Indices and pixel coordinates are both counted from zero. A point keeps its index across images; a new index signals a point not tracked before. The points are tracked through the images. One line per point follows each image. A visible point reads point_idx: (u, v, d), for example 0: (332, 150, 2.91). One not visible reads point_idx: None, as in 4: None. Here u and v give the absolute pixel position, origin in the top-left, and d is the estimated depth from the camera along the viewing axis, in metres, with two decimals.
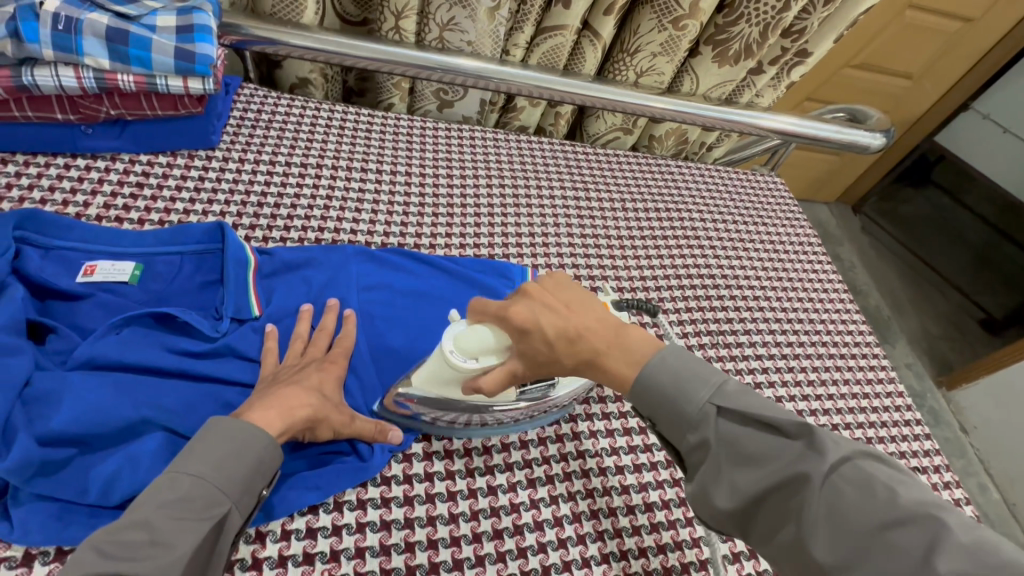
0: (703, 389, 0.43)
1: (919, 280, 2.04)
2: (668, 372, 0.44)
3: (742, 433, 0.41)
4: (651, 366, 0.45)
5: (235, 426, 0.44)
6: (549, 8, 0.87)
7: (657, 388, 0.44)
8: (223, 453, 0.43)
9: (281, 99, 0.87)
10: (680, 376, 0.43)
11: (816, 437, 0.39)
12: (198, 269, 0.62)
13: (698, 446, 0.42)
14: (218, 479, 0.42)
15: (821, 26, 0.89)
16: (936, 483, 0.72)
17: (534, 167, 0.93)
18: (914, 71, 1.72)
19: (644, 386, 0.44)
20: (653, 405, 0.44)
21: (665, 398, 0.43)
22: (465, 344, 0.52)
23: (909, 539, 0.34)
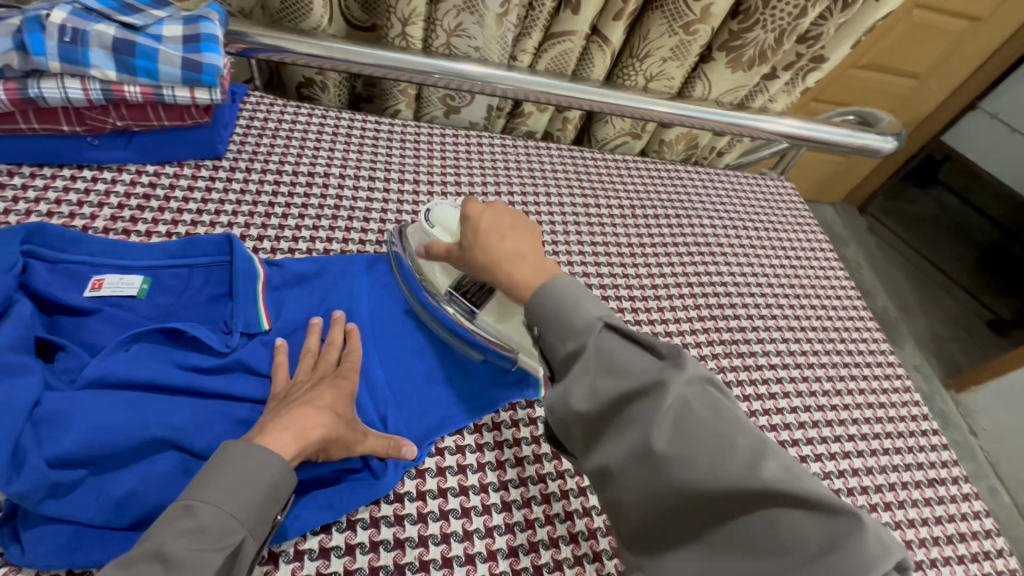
0: (592, 308, 0.46)
1: (926, 281, 2.03)
2: (566, 294, 0.47)
3: (616, 349, 0.44)
4: (552, 290, 0.47)
5: (249, 452, 0.44)
6: (557, 13, 0.86)
7: (553, 305, 0.46)
8: (235, 480, 0.42)
9: (287, 107, 0.86)
10: (576, 298, 0.46)
11: (678, 356, 0.42)
12: (207, 282, 0.61)
13: (575, 354, 0.44)
14: (233, 506, 0.41)
15: (837, 31, 0.88)
16: (955, 495, 0.71)
17: (543, 173, 0.92)
18: (921, 71, 1.70)
19: (539, 302, 0.47)
20: (543, 314, 0.46)
21: (557, 310, 0.46)
22: (441, 219, 0.65)
23: (734, 450, 0.39)
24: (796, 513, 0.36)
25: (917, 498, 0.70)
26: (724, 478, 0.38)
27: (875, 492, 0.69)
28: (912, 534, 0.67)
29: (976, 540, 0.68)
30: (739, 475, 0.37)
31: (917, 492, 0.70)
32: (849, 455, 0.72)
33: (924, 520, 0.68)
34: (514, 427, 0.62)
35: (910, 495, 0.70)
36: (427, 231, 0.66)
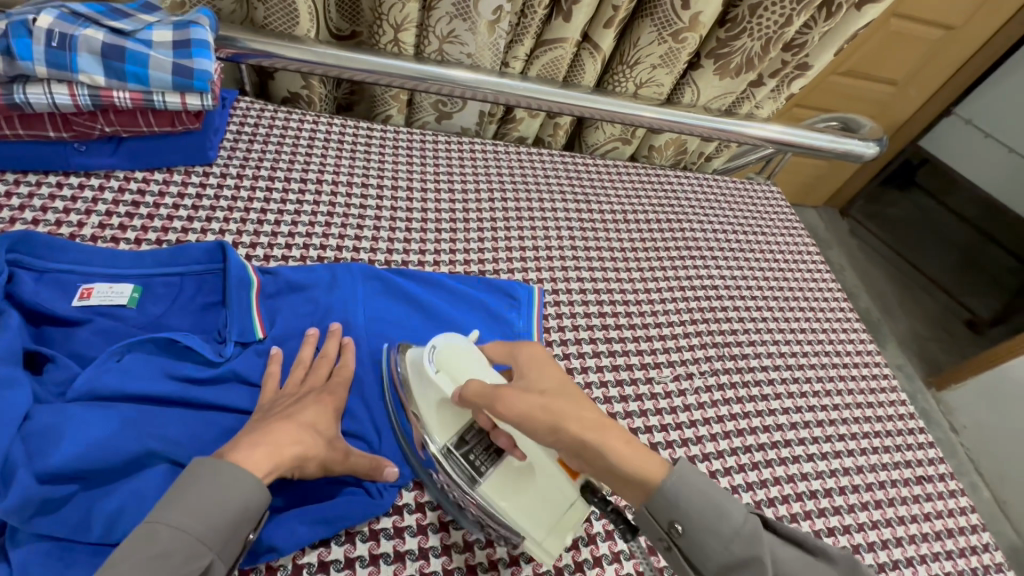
0: (739, 508, 0.43)
1: (907, 283, 2.08)
2: (701, 488, 0.43)
3: (783, 557, 0.41)
4: (685, 492, 0.43)
5: (220, 474, 0.42)
6: (549, 20, 0.86)
7: (689, 506, 0.42)
8: (202, 499, 0.41)
9: (278, 113, 0.85)
10: (715, 501, 0.43)
11: (851, 561, 0.41)
12: (199, 290, 0.60)
13: (744, 561, 0.41)
14: (199, 528, 0.40)
15: (822, 39, 0.90)
16: (941, 492, 0.73)
17: (535, 178, 0.93)
18: (899, 77, 1.75)
19: (673, 497, 0.43)
20: (691, 512, 0.42)
21: (710, 509, 0.42)
22: (454, 358, 0.54)
23: None
24: None
25: (905, 496, 0.71)
26: None
27: (866, 491, 0.71)
28: (902, 531, 0.68)
29: (963, 535, 0.70)
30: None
31: (906, 489, 0.72)
32: (840, 454, 0.73)
33: (914, 517, 0.70)
34: None
35: (900, 493, 0.71)
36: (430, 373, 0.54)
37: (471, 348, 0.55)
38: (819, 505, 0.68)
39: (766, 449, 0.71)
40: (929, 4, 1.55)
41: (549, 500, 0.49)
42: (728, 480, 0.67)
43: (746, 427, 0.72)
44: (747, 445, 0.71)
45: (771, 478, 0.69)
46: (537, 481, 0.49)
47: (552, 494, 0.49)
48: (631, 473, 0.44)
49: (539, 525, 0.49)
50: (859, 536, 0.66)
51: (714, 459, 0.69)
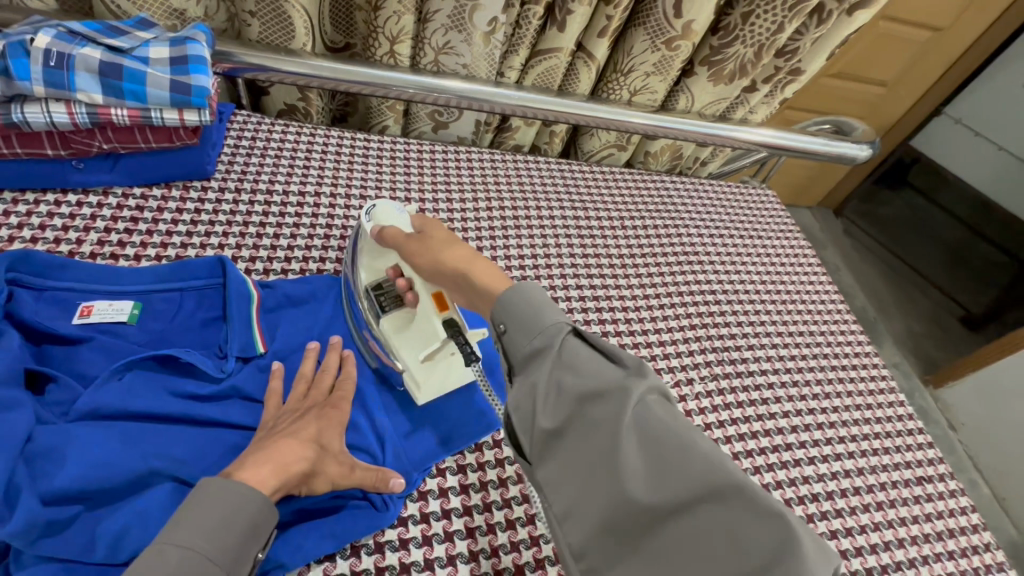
0: (557, 312, 0.44)
1: (903, 281, 2.09)
2: (530, 297, 0.44)
3: (582, 354, 0.41)
4: (513, 295, 0.45)
5: (217, 493, 0.42)
6: (543, 30, 0.87)
7: (513, 308, 0.44)
8: (213, 519, 0.41)
9: (275, 125, 0.86)
10: (538, 305, 0.44)
11: (642, 366, 0.41)
12: (199, 305, 0.61)
13: (542, 350, 0.42)
14: (209, 549, 0.40)
15: (813, 45, 0.92)
16: (942, 492, 0.74)
17: (532, 186, 0.93)
18: (889, 78, 1.77)
19: (506, 305, 0.45)
20: (511, 311, 0.44)
21: (527, 309, 0.44)
22: (384, 215, 0.62)
23: (698, 460, 0.36)
24: (752, 521, 0.33)
25: (907, 496, 0.72)
26: (683, 488, 0.35)
27: (867, 492, 0.71)
28: (905, 532, 0.69)
29: (964, 535, 0.70)
30: (684, 474, 0.35)
31: (907, 490, 0.72)
32: (841, 457, 0.73)
33: (915, 518, 0.70)
34: None
35: (901, 494, 0.72)
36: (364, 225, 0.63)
37: (404, 217, 0.63)
38: (821, 508, 0.68)
39: (767, 453, 0.71)
40: (916, 7, 1.57)
41: (425, 336, 0.57)
42: None
43: (747, 431, 0.73)
44: (748, 449, 0.71)
45: (773, 482, 0.69)
46: (418, 325, 0.58)
47: (425, 339, 0.57)
48: (484, 288, 0.49)
49: (416, 359, 0.58)
50: (862, 538, 0.67)
51: None
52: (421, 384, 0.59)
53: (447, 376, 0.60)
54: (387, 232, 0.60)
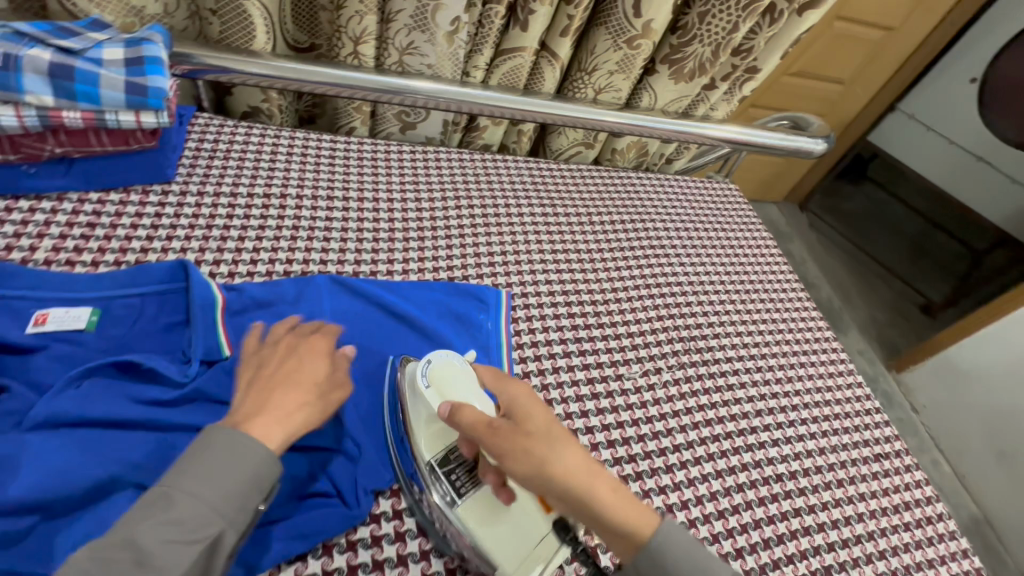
0: (718, 563, 0.46)
1: (865, 271, 2.17)
2: (680, 538, 0.46)
3: None
4: (662, 539, 0.46)
5: (225, 442, 0.44)
6: (507, 30, 0.88)
7: (670, 559, 0.45)
8: (215, 471, 0.43)
9: (238, 127, 0.84)
10: (692, 553, 0.45)
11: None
12: (161, 310, 0.60)
13: None
14: (209, 499, 0.42)
15: (767, 44, 0.95)
16: (899, 467, 0.77)
17: (500, 185, 0.94)
18: (845, 76, 1.84)
19: (657, 549, 0.45)
20: (673, 563, 0.45)
21: (689, 560, 0.45)
22: (444, 378, 0.55)
23: None
24: None
25: (866, 473, 0.75)
26: None
27: (829, 471, 0.74)
28: (864, 507, 0.72)
29: (920, 508, 0.74)
30: None
31: (866, 467, 0.76)
32: (803, 438, 0.76)
33: (874, 493, 0.73)
34: None
35: (860, 471, 0.75)
36: (422, 390, 0.56)
37: (467, 368, 0.57)
38: (785, 488, 0.71)
39: (733, 437, 0.74)
40: (868, 7, 1.64)
41: (523, 534, 0.51)
42: (700, 469, 0.69)
43: (714, 417, 0.75)
44: (715, 434, 0.73)
45: (739, 465, 0.71)
46: (511, 514, 0.52)
47: (526, 533, 0.51)
48: (619, 519, 0.46)
49: (518, 563, 0.50)
50: (824, 514, 0.70)
51: (684, 450, 0.71)
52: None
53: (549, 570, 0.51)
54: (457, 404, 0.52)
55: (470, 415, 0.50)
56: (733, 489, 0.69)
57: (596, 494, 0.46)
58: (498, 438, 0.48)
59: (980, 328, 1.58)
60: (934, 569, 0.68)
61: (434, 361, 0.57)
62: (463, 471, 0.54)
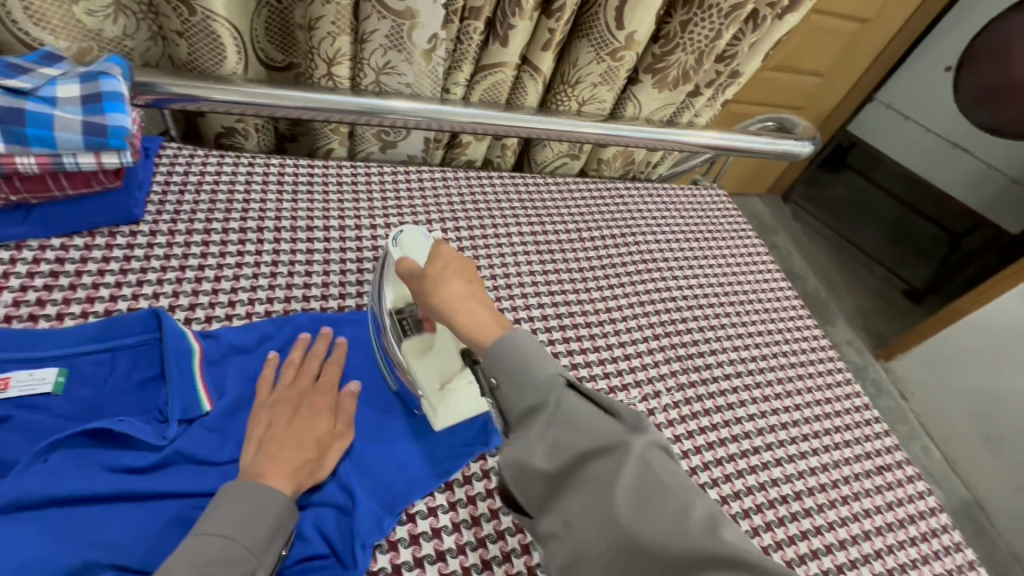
0: (550, 362, 0.44)
1: (850, 262, 2.18)
2: (522, 347, 0.45)
3: (579, 410, 0.42)
4: (499, 343, 0.45)
5: (250, 493, 0.49)
6: (486, 46, 0.86)
7: (505, 360, 0.44)
8: (244, 513, 0.47)
9: (209, 157, 0.80)
10: (526, 353, 0.44)
11: (640, 420, 0.42)
12: (134, 366, 0.56)
13: (536, 406, 0.43)
14: (243, 538, 0.46)
15: (751, 49, 0.94)
16: (900, 478, 0.77)
17: (487, 204, 0.91)
18: (823, 69, 1.84)
19: (494, 353, 0.45)
20: (499, 362, 0.45)
21: (518, 361, 0.44)
22: (412, 244, 0.61)
23: (699, 514, 0.38)
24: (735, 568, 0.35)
25: (869, 487, 0.75)
26: (686, 544, 0.36)
27: (832, 488, 0.73)
28: (869, 524, 0.71)
29: (924, 520, 0.74)
30: (687, 532, 0.37)
31: (869, 481, 0.76)
32: (805, 454, 0.76)
33: (878, 508, 0.73)
34: (486, 478, 0.62)
35: (863, 485, 0.75)
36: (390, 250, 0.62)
37: (431, 243, 0.62)
38: (791, 509, 0.70)
39: (736, 459, 0.72)
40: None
41: (442, 366, 0.58)
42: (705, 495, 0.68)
43: (715, 439, 0.73)
44: (717, 457, 0.72)
45: (743, 489, 0.70)
46: (433, 355, 0.58)
47: (446, 367, 0.58)
48: (471, 333, 0.48)
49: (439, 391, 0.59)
50: (831, 535, 0.69)
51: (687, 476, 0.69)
52: (439, 412, 0.60)
53: (466, 403, 0.60)
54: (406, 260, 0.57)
55: (408, 268, 0.56)
56: (739, 515, 0.68)
57: (459, 315, 0.49)
58: (415, 286, 0.54)
59: (960, 318, 1.59)
60: None
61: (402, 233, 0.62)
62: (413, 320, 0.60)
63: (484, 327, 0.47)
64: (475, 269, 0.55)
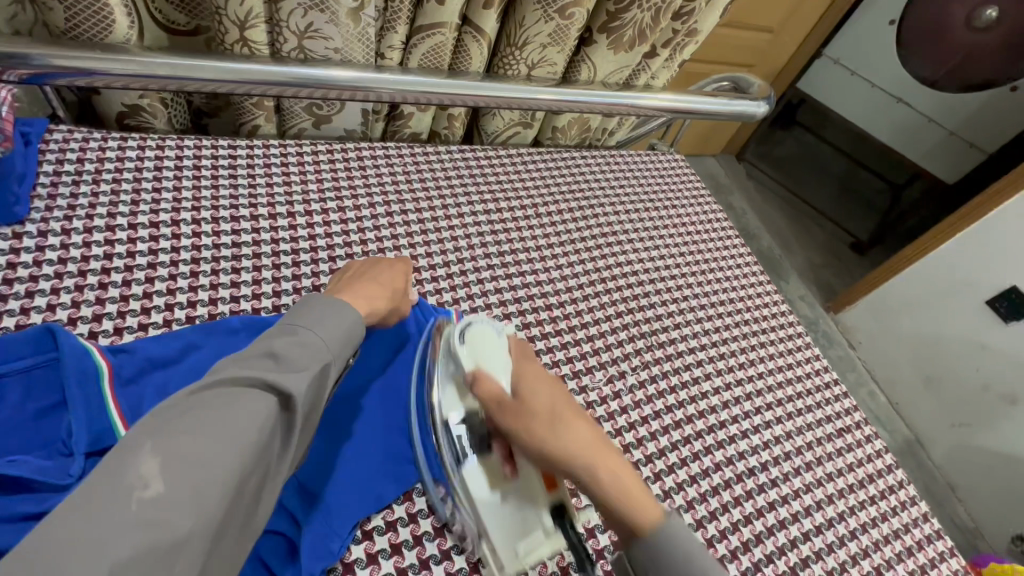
0: (711, 563, 0.47)
1: (801, 218, 2.23)
2: (682, 538, 0.48)
3: None
4: (654, 544, 0.47)
5: (327, 301, 0.51)
6: (421, 4, 0.77)
7: (669, 557, 0.47)
8: (324, 317, 0.50)
9: (106, 140, 0.70)
10: (685, 558, 0.46)
11: None
12: (28, 394, 0.49)
13: None
14: (323, 334, 0.49)
15: (708, 4, 0.89)
16: (859, 439, 0.79)
17: (435, 181, 0.84)
18: (775, 24, 1.81)
19: (655, 543, 0.47)
20: (666, 564, 0.47)
21: (675, 559, 0.46)
22: (479, 344, 0.57)
23: None
24: None
25: (831, 451, 0.76)
26: None
27: (797, 455, 0.74)
28: (833, 487, 0.73)
29: (882, 479, 0.76)
30: None
31: (831, 445, 0.77)
32: (770, 424, 0.76)
33: (839, 471, 0.75)
34: None
35: (825, 450, 0.76)
36: (456, 346, 0.57)
37: (500, 342, 0.59)
38: (758, 481, 0.70)
39: (704, 436, 0.71)
40: None
41: (522, 513, 0.53)
42: (675, 477, 0.67)
43: (683, 417, 0.72)
44: (686, 436, 0.71)
45: (712, 466, 0.69)
46: (512, 495, 0.53)
47: (523, 516, 0.53)
48: (623, 502, 0.50)
49: (510, 544, 0.52)
50: (797, 503, 0.69)
51: (656, 460, 0.68)
52: (507, 568, 0.53)
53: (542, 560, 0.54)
54: (482, 374, 0.55)
55: (489, 391, 0.54)
56: (709, 493, 0.67)
57: (604, 478, 0.51)
58: (508, 416, 0.53)
59: (900, 271, 1.66)
60: (899, 539, 0.71)
61: (474, 326, 0.59)
62: (478, 439, 0.56)
63: (632, 495, 0.50)
64: (576, 405, 0.56)
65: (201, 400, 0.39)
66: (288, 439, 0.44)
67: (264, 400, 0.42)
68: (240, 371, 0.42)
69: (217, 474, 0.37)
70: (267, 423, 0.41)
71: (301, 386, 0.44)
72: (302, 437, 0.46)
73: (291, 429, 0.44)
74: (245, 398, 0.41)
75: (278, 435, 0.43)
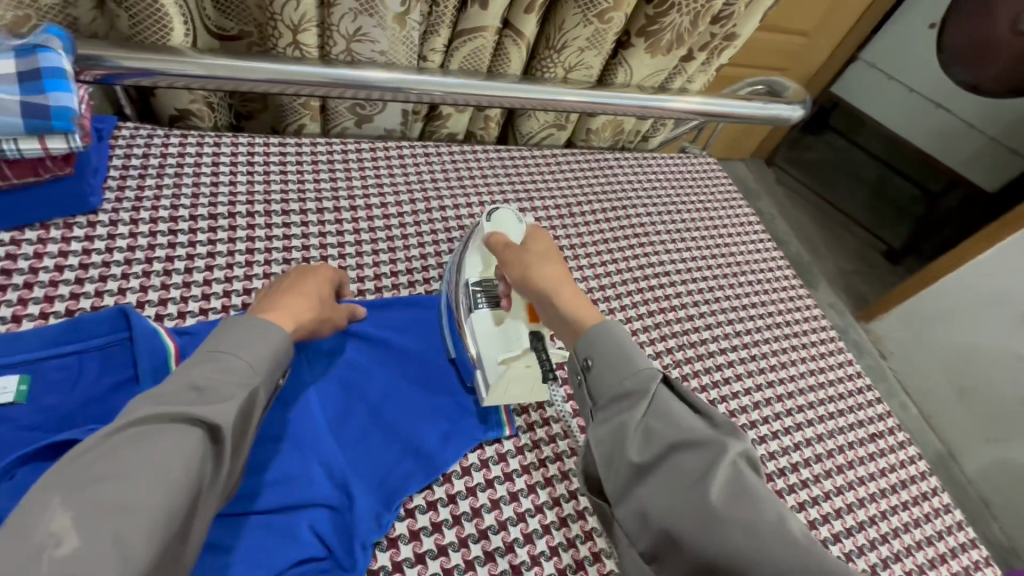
0: (648, 367, 0.50)
1: (829, 224, 2.19)
2: (618, 338, 0.51)
3: (680, 410, 0.47)
4: (594, 334, 0.52)
5: (254, 322, 0.51)
6: (463, 8, 0.80)
7: (601, 346, 0.51)
8: (247, 338, 0.49)
9: (169, 137, 0.74)
10: (622, 350, 0.50)
11: (733, 427, 0.46)
12: (104, 370, 0.53)
13: (631, 394, 0.48)
14: (247, 357, 0.48)
15: (747, 8, 0.90)
16: (892, 445, 0.79)
17: (472, 180, 0.87)
18: (810, 27, 1.79)
19: (589, 337, 0.52)
20: (601, 346, 0.51)
21: (617, 348, 0.51)
22: (503, 223, 0.67)
23: (768, 514, 0.40)
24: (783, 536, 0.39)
25: (862, 455, 0.76)
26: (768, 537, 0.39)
27: (827, 458, 0.74)
28: (864, 491, 0.72)
29: (915, 484, 0.75)
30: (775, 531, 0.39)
31: (863, 449, 0.77)
32: (801, 426, 0.76)
33: (871, 475, 0.74)
34: (484, 468, 0.62)
35: (857, 454, 0.76)
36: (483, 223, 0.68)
37: (521, 228, 0.68)
38: (788, 481, 0.70)
39: None
40: None
41: (508, 337, 0.62)
42: None
43: None
44: None
45: None
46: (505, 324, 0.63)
47: (509, 340, 0.62)
48: (571, 315, 0.55)
49: (494, 360, 0.62)
50: (827, 505, 0.70)
51: None
52: (491, 387, 0.62)
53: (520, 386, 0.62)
54: (497, 234, 0.65)
55: (499, 241, 0.64)
56: None
57: (561, 293, 0.57)
58: (508, 255, 0.62)
59: (947, 275, 1.59)
60: (932, 546, 0.70)
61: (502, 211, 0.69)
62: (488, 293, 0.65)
63: (582, 311, 0.55)
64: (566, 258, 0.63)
65: (117, 445, 0.38)
66: (219, 469, 0.44)
67: (191, 432, 0.41)
68: (158, 410, 0.41)
69: (144, 519, 0.36)
70: (196, 456, 0.41)
71: (227, 415, 0.44)
72: (234, 468, 0.46)
73: (221, 458, 0.44)
74: (165, 435, 0.40)
75: (209, 465, 0.42)
